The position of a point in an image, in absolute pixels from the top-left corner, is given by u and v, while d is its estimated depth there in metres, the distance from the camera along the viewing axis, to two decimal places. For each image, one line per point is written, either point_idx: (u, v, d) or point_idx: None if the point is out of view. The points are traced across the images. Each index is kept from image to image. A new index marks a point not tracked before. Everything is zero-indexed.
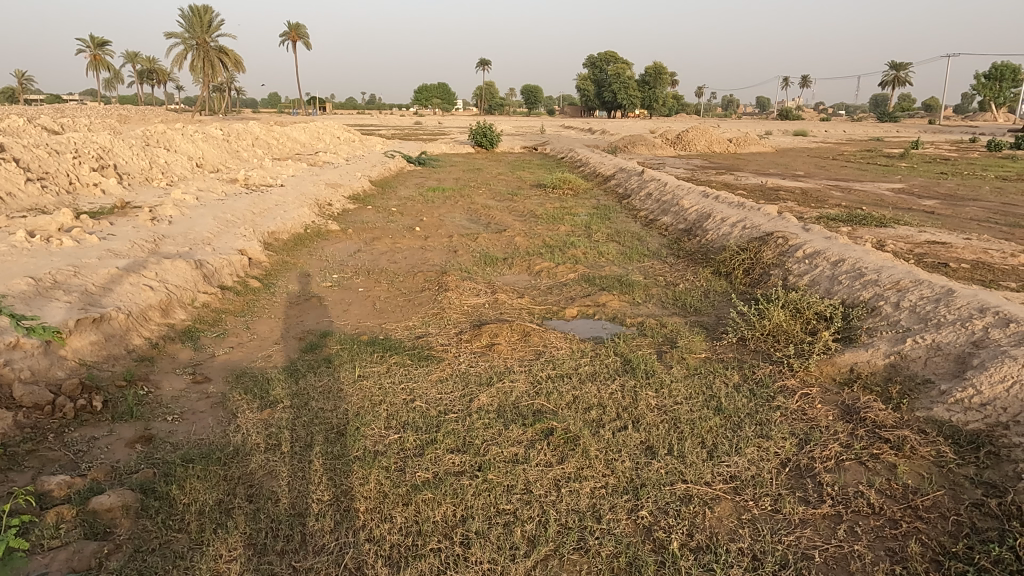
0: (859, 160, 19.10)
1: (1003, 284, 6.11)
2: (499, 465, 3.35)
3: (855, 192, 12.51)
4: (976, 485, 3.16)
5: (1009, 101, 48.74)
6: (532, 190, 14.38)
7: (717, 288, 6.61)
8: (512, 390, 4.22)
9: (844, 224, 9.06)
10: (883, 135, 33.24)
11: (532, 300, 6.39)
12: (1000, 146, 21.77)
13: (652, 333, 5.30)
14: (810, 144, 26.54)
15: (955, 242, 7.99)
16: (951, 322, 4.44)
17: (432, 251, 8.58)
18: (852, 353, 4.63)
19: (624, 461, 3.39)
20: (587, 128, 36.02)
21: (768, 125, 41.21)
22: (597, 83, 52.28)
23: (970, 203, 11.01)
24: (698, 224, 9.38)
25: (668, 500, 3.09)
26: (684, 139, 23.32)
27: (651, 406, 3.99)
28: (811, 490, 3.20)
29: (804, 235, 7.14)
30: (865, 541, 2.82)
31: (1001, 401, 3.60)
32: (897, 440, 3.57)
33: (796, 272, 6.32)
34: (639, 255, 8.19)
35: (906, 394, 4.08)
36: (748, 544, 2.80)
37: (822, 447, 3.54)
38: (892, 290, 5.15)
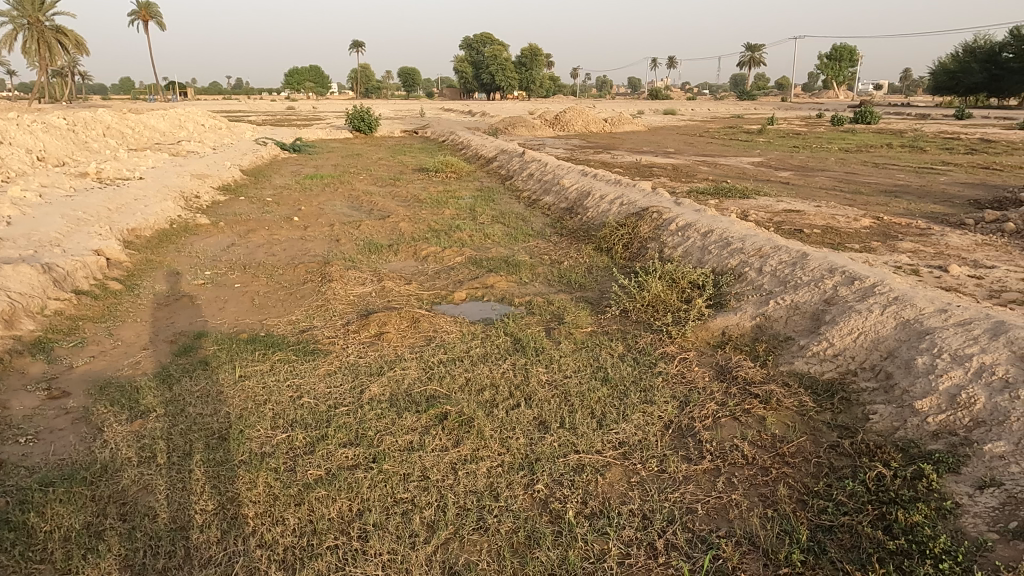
0: (722, 136, 20.36)
1: (848, 246, 6.75)
2: (394, 454, 3.31)
3: (720, 167, 13.34)
4: (833, 429, 3.49)
5: (846, 80, 53.81)
6: (414, 174, 14.19)
7: (599, 264, 6.84)
8: (403, 377, 4.17)
9: (711, 197, 9.64)
10: (742, 112, 35.65)
11: (420, 286, 6.31)
12: (842, 120, 23.96)
13: (540, 311, 5.41)
14: (679, 122, 27.99)
15: (807, 209, 8.72)
16: (806, 283, 4.85)
17: (313, 241, 8.26)
18: (723, 318, 4.96)
19: (518, 438, 3.45)
20: (466, 111, 35.92)
21: (639, 106, 42.91)
22: (475, 65, 52.17)
23: (818, 174, 12.06)
24: (579, 203, 9.64)
25: (562, 471, 3.19)
26: (562, 120, 23.82)
27: (543, 382, 4.08)
28: (693, 448, 3.41)
29: (677, 209, 7.51)
30: (741, 490, 3.04)
31: (851, 351, 4.01)
32: (766, 394, 3.86)
33: (670, 245, 6.66)
34: (524, 235, 8.32)
35: (771, 351, 4.43)
36: (638, 505, 2.94)
37: (700, 407, 3.78)
38: (756, 257, 5.54)
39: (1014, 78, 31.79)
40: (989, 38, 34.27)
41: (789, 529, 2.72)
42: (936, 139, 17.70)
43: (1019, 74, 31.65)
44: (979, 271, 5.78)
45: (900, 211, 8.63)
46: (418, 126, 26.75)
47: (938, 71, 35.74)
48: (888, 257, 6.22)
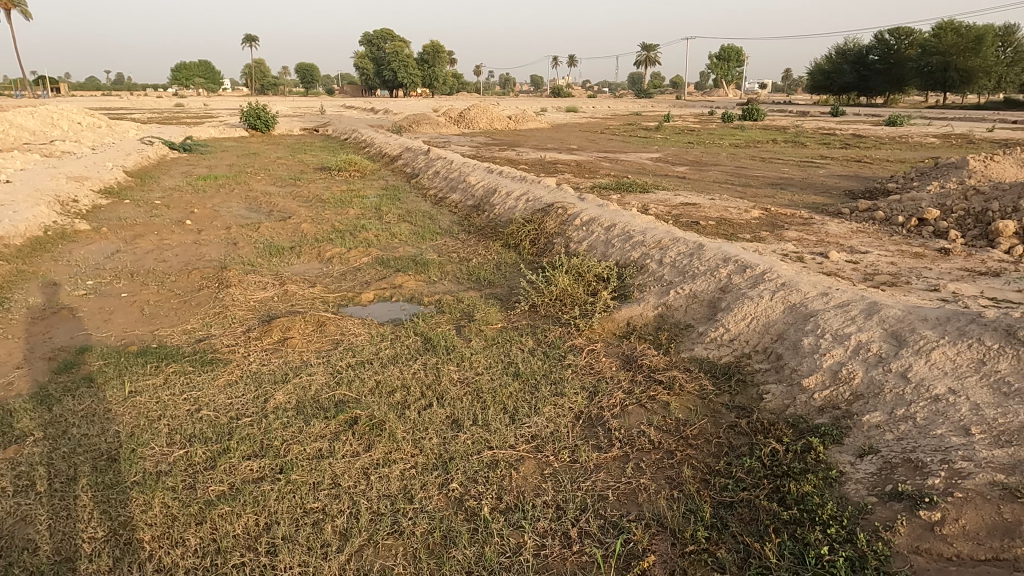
0: (622, 133, 21.01)
1: (740, 236, 7.14)
2: (303, 463, 3.19)
3: (621, 163, 13.76)
4: (731, 410, 3.68)
5: (734, 79, 56.98)
6: (316, 173, 13.76)
7: (507, 260, 6.90)
8: (310, 384, 4.04)
9: (613, 192, 9.92)
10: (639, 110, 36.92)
11: (325, 289, 6.13)
12: (731, 118, 25.30)
13: (450, 310, 5.38)
14: (580, 119, 28.62)
15: (702, 202, 9.14)
16: (703, 272, 5.08)
17: (208, 245, 7.85)
18: (628, 309, 5.12)
19: (431, 438, 3.42)
20: (369, 108, 35.26)
21: (542, 104, 43.45)
22: (376, 61, 51.22)
23: (712, 168, 12.68)
24: (485, 200, 9.67)
25: (476, 468, 3.19)
26: (466, 117, 23.81)
27: (454, 380, 4.07)
28: (602, 436, 3.50)
29: (581, 205, 7.67)
30: (649, 474, 3.15)
31: (745, 336, 4.25)
32: (669, 380, 4.03)
33: (575, 239, 6.80)
34: (432, 233, 8.26)
35: (673, 338, 4.62)
36: (552, 497, 2.99)
37: (608, 396, 3.89)
38: (656, 249, 5.75)
39: (879, 78, 34.67)
40: (857, 41, 37.21)
41: (693, 508, 2.85)
42: (815, 134, 19.04)
43: (883, 74, 34.49)
44: (855, 256, 6.26)
45: (785, 202, 9.21)
46: (318, 124, 25.95)
47: (814, 71, 38.43)
48: (776, 246, 6.63)
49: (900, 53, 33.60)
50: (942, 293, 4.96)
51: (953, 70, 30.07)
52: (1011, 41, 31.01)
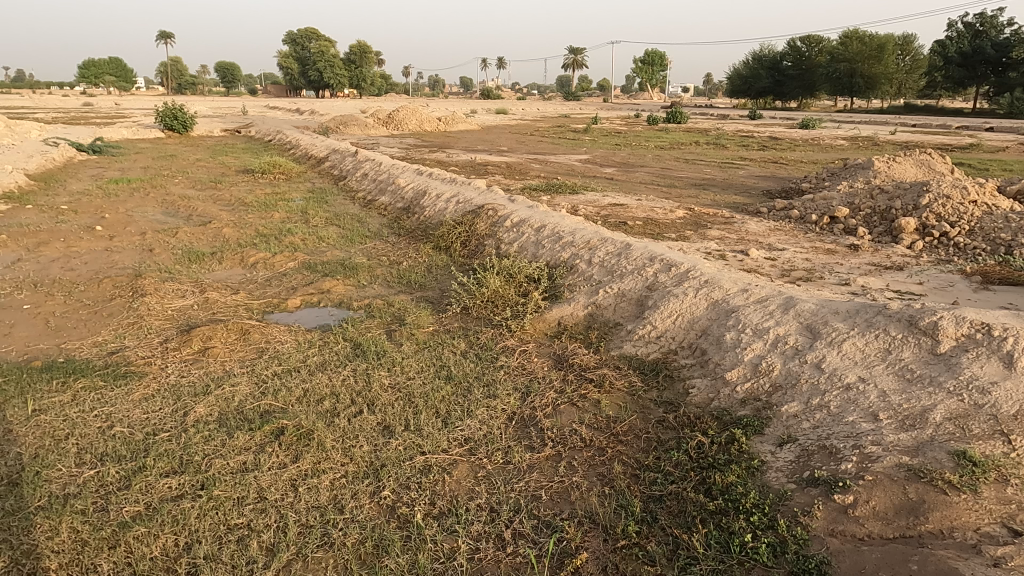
0: (552, 135, 21.24)
1: (666, 235, 7.34)
2: (225, 478, 3.06)
3: (550, 164, 13.90)
4: (659, 405, 3.77)
5: (658, 82, 58.68)
6: (238, 176, 13.27)
7: (438, 263, 6.85)
8: (233, 395, 3.88)
9: (543, 194, 10.01)
10: (567, 112, 37.51)
11: (249, 295, 5.92)
12: (656, 120, 26.01)
13: (380, 314, 5.29)
14: (511, 121, 28.78)
15: (629, 203, 9.35)
16: (630, 271, 5.19)
17: (121, 252, 7.44)
18: (558, 309, 5.17)
19: (362, 446, 3.35)
20: (294, 108, 34.31)
21: (472, 105, 43.43)
22: (301, 61, 49.96)
23: (638, 169, 12.99)
24: (415, 202, 9.58)
25: (409, 474, 3.15)
26: (395, 118, 23.52)
27: (385, 386, 4.00)
28: (535, 436, 3.52)
29: (511, 206, 7.70)
30: (581, 472, 3.19)
31: (671, 332, 4.37)
32: (599, 378, 4.09)
33: (506, 241, 6.83)
34: (361, 236, 8.11)
35: (603, 337, 4.70)
36: (485, 499, 2.98)
37: (539, 396, 3.91)
38: (585, 249, 5.83)
39: (793, 83, 36.36)
40: (771, 48, 38.98)
41: (624, 503, 2.90)
42: (735, 136, 19.79)
43: (796, 80, 36.19)
44: (773, 253, 6.55)
45: (708, 202, 9.53)
46: (240, 125, 25.02)
47: (733, 75, 39.96)
48: (700, 244, 6.85)
49: (811, 59, 35.42)
50: (852, 287, 5.24)
51: (859, 77, 32.00)
52: (909, 51, 33.22)
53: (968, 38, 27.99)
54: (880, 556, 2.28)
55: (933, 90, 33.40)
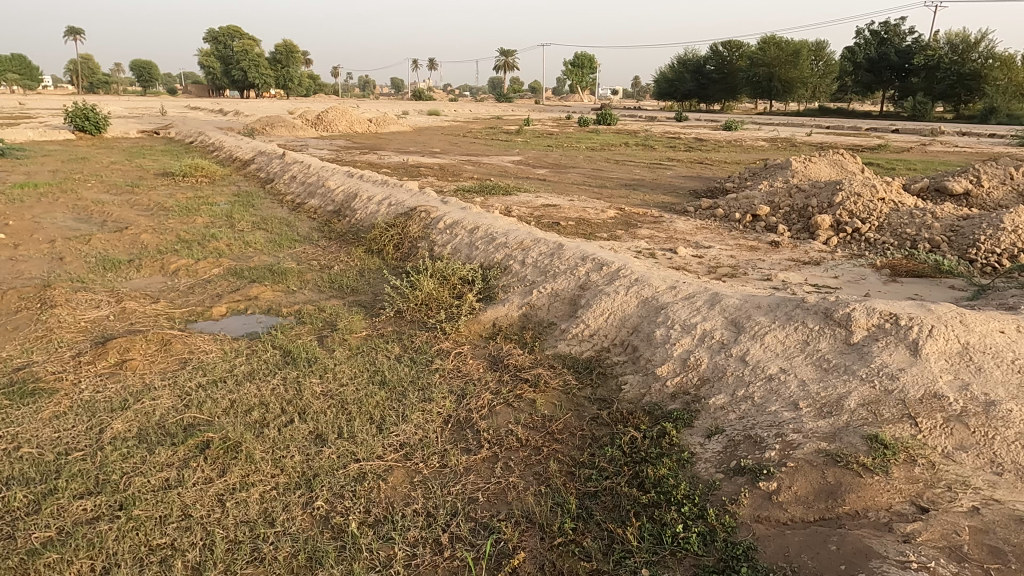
0: (484, 136, 21.26)
1: (598, 235, 7.46)
2: (146, 496, 2.91)
3: (483, 166, 13.91)
4: (592, 402, 3.83)
5: (588, 85, 59.78)
6: (156, 179, 12.68)
7: (371, 266, 6.74)
8: (154, 409, 3.69)
9: (477, 195, 10.00)
10: (499, 114, 37.63)
11: (170, 304, 5.66)
12: (587, 122, 26.43)
13: (310, 320, 5.16)
14: (443, 122, 28.66)
15: (561, 203, 9.46)
16: (563, 271, 5.25)
17: (26, 261, 6.97)
18: (493, 310, 5.17)
19: (293, 456, 3.25)
20: (216, 109, 33.10)
21: (402, 106, 43.10)
22: (223, 60, 48.22)
23: (570, 170, 13.16)
24: (346, 205, 9.39)
25: (343, 483, 3.08)
26: (324, 119, 23.02)
27: (317, 394, 3.89)
28: (471, 439, 3.51)
29: (444, 208, 7.66)
30: (517, 473, 3.20)
31: (604, 330, 4.45)
32: (534, 378, 4.11)
33: (439, 243, 6.78)
34: (290, 240, 7.89)
35: (537, 336, 4.73)
36: (422, 504, 2.95)
37: (475, 398, 3.90)
38: (518, 250, 5.86)
39: (716, 86, 37.70)
40: (695, 52, 40.30)
41: (560, 501, 2.92)
42: (663, 138, 20.35)
43: (719, 83, 37.56)
44: (700, 251, 6.75)
45: (638, 202, 9.75)
46: (158, 126, 23.92)
47: (659, 79, 41.07)
48: (631, 243, 7.00)
49: (732, 64, 36.81)
50: (774, 282, 5.47)
51: (777, 80, 33.49)
52: (822, 56, 35.02)
53: (875, 44, 29.72)
54: (802, 538, 2.38)
55: (845, 93, 35.31)
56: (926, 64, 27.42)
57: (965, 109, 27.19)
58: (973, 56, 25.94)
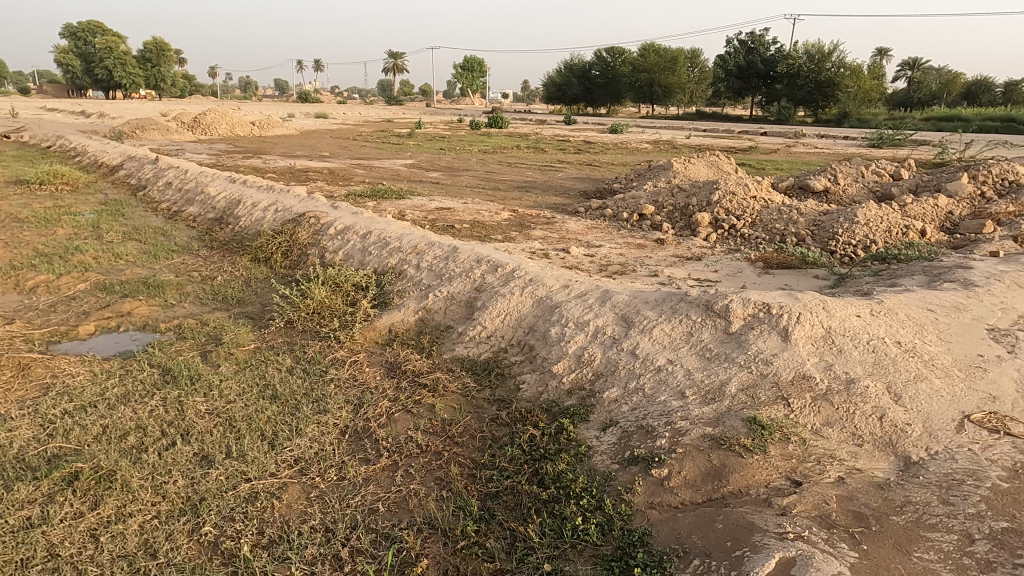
0: (375, 140, 20.87)
1: (492, 237, 7.52)
2: (5, 539, 2.63)
3: (375, 170, 13.64)
4: (492, 403, 3.85)
5: (478, 88, 60.10)
6: (7, 188, 11.49)
7: (257, 275, 6.43)
8: (11, 442, 3.33)
9: (369, 199, 9.80)
10: (390, 117, 37.01)
11: (28, 324, 5.15)
12: (479, 125, 26.57)
13: (192, 335, 4.85)
14: (331, 125, 27.85)
15: (456, 206, 9.45)
16: (458, 274, 5.25)
17: None
18: (388, 316, 5.09)
19: (176, 481, 3.04)
20: (77, 111, 30.45)
21: (287, 109, 41.48)
22: (84, 58, 44.47)
23: (463, 173, 13.18)
24: (228, 212, 8.92)
25: (233, 505, 2.92)
26: (202, 122, 21.76)
27: (202, 413, 3.66)
28: (370, 448, 3.43)
29: (334, 213, 7.45)
30: (418, 479, 3.16)
31: (500, 331, 4.49)
32: (432, 382, 4.07)
33: (330, 249, 6.59)
34: (166, 251, 7.39)
35: (435, 340, 4.70)
36: (320, 520, 2.85)
37: (373, 406, 3.81)
38: (413, 254, 5.80)
39: (601, 91, 39.03)
40: (580, 58, 41.53)
41: (462, 504, 2.91)
42: (553, 141, 20.82)
43: (604, 88, 38.93)
44: (591, 250, 6.96)
45: (530, 204, 9.91)
46: (8, 129, 21.68)
47: (547, 83, 41.96)
48: (525, 245, 7.10)
49: (616, 69, 38.27)
50: (661, 278, 5.73)
51: (658, 86, 35.16)
52: (697, 63, 37.12)
53: (743, 53, 31.84)
54: (692, 520, 2.51)
55: (718, 98, 37.61)
56: (788, 72, 29.72)
57: (822, 113, 29.72)
58: (827, 65, 28.42)
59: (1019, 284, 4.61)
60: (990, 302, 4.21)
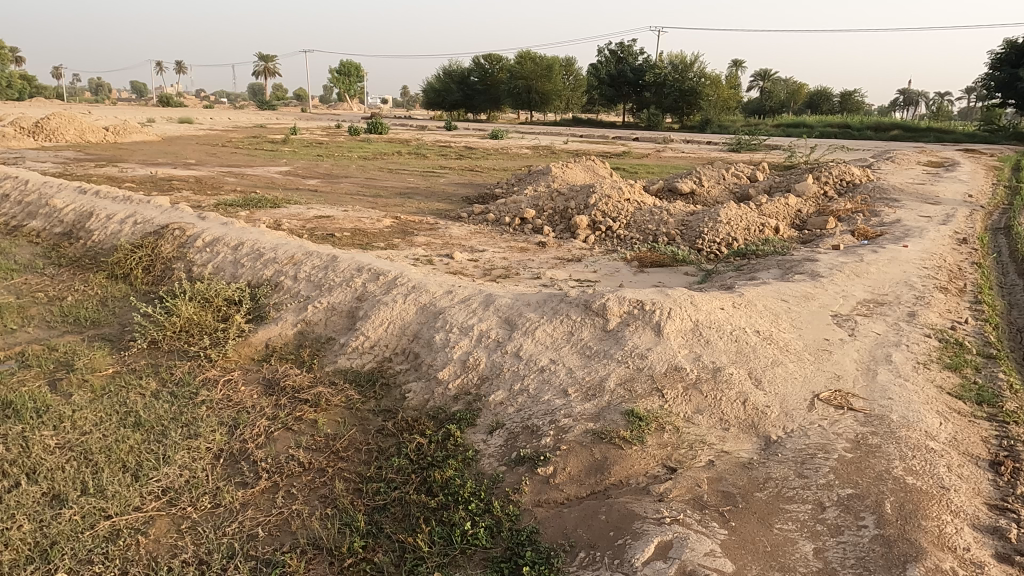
0: (247, 146, 19.87)
1: (374, 245, 7.38)
2: None
3: (246, 178, 12.97)
4: (377, 415, 3.77)
5: (356, 93, 58.91)
6: None
7: (115, 294, 5.92)
8: None
9: (240, 209, 9.31)
10: (263, 122, 35.39)
11: None
12: (358, 130, 25.99)
13: (38, 362, 4.36)
14: (198, 132, 26.21)
15: (335, 214, 9.17)
16: (338, 284, 5.09)
17: None
18: (265, 330, 4.84)
19: (20, 526, 2.71)
20: None
21: (145, 113, 38.58)
22: None
23: (343, 180, 12.84)
24: (79, 225, 8.15)
25: (91, 546, 2.67)
26: (45, 128, 19.76)
27: (51, 447, 3.29)
28: (248, 471, 3.25)
29: (201, 224, 7.00)
30: (301, 499, 3.03)
31: (384, 340, 4.41)
32: (314, 397, 3.92)
33: (198, 262, 6.19)
34: (5, 270, 6.63)
35: (316, 353, 4.53)
36: (192, 552, 2.67)
37: (250, 427, 3.61)
38: (289, 265, 5.56)
39: (480, 97, 39.49)
40: (459, 64, 41.78)
41: (348, 521, 2.83)
42: (434, 147, 20.78)
43: (483, 94, 39.42)
44: (475, 255, 7.00)
45: (413, 210, 9.83)
46: None
47: (426, 89, 41.85)
48: (408, 251, 7.02)
49: (494, 76, 38.89)
50: (543, 280, 5.87)
51: (535, 93, 36.06)
52: (572, 71, 38.47)
53: (613, 62, 33.27)
54: (577, 514, 2.58)
55: (593, 105, 39.10)
56: (655, 81, 31.42)
57: (687, 120, 31.74)
58: (690, 75, 30.41)
59: (857, 274, 5.15)
60: (833, 291, 4.66)
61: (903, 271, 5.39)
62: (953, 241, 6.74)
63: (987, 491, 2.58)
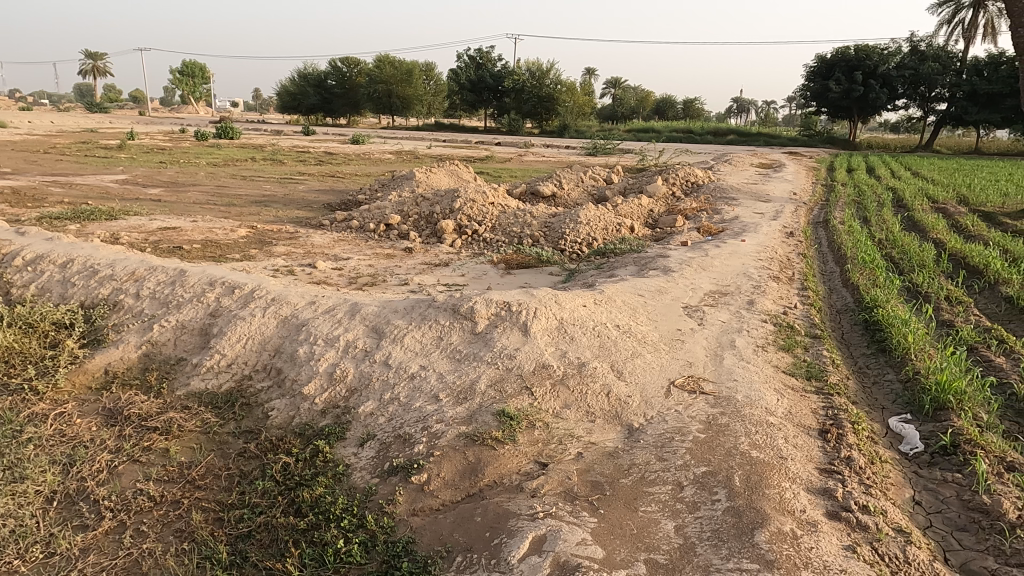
0: (75, 152, 18.01)
1: (229, 256, 6.94)
2: None
3: (75, 188, 11.72)
4: (238, 437, 3.54)
5: (202, 95, 55.26)
6: None
7: None
8: None
9: (69, 222, 8.38)
10: (94, 126, 32.16)
11: None
12: (206, 135, 24.37)
13: None
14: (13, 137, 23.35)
15: (183, 225, 8.52)
16: (188, 300, 4.73)
17: None
18: (103, 355, 4.39)
19: None
20: None
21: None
22: None
23: (190, 188, 11.97)
24: None
25: None
26: None
27: None
28: (88, 512, 2.93)
29: (21, 241, 6.22)
30: (152, 536, 2.78)
31: (242, 358, 4.15)
32: (165, 424, 3.61)
33: (18, 283, 5.49)
34: None
35: (165, 377, 4.18)
36: None
37: (88, 463, 3.25)
38: (130, 282, 5.08)
39: (339, 101, 38.45)
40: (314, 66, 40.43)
41: (208, 554, 2.63)
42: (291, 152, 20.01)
43: (342, 98, 38.44)
44: (339, 263, 6.79)
45: (270, 219, 9.36)
46: None
47: (281, 92, 40.12)
48: (267, 262, 6.67)
49: (352, 79, 38.05)
50: (411, 286, 5.81)
51: (396, 97, 35.68)
52: (432, 76, 38.52)
53: (473, 68, 33.57)
54: (453, 518, 2.57)
55: (454, 110, 39.34)
56: (514, 87, 32.16)
57: (546, 125, 32.84)
58: (547, 82, 31.47)
59: (703, 267, 5.57)
60: (683, 284, 5.01)
61: (742, 263, 5.91)
62: (782, 235, 7.49)
63: (818, 456, 2.89)
